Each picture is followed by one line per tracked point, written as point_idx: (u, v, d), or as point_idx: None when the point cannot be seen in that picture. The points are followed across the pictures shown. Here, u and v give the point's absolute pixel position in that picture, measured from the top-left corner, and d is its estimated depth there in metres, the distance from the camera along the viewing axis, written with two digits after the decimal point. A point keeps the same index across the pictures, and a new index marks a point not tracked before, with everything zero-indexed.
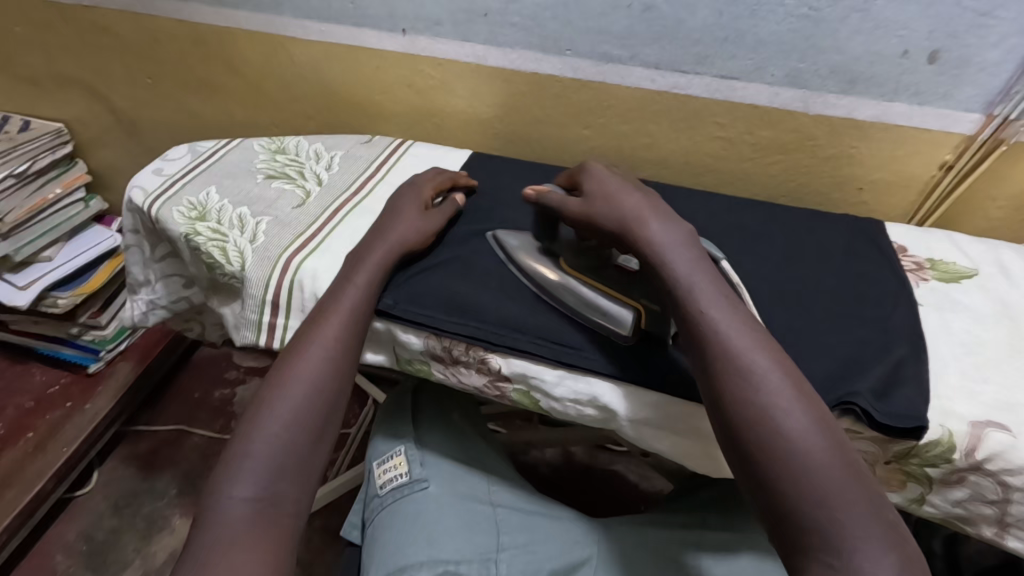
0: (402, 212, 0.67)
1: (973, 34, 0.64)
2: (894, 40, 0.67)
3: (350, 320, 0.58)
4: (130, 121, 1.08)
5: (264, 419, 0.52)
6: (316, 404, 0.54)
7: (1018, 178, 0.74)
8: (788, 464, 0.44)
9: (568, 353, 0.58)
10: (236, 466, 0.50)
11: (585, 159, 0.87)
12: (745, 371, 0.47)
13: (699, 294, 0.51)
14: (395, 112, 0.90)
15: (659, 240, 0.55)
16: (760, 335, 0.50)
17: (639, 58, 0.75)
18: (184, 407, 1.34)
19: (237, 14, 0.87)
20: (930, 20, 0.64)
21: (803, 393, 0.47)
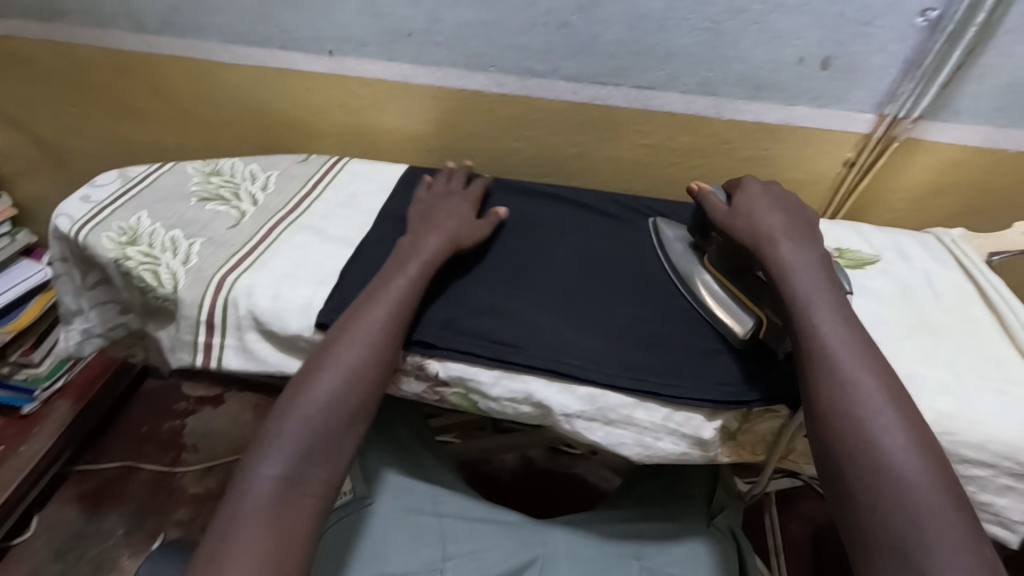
0: (453, 217, 0.70)
1: (859, 42, 0.70)
2: (790, 48, 0.72)
3: (396, 312, 0.59)
4: (56, 151, 1.05)
5: (303, 400, 0.54)
6: (351, 392, 0.55)
7: (912, 170, 0.81)
8: (874, 469, 0.46)
9: (508, 352, 0.60)
10: (274, 443, 0.52)
11: (519, 170, 0.90)
12: (848, 383, 0.50)
13: (816, 309, 0.54)
14: (330, 132, 0.92)
15: (790, 259, 0.58)
16: (868, 351, 0.52)
17: (560, 72, 0.79)
18: (130, 442, 1.29)
19: (160, 39, 0.86)
20: (819, 30, 0.69)
21: (903, 411, 0.49)
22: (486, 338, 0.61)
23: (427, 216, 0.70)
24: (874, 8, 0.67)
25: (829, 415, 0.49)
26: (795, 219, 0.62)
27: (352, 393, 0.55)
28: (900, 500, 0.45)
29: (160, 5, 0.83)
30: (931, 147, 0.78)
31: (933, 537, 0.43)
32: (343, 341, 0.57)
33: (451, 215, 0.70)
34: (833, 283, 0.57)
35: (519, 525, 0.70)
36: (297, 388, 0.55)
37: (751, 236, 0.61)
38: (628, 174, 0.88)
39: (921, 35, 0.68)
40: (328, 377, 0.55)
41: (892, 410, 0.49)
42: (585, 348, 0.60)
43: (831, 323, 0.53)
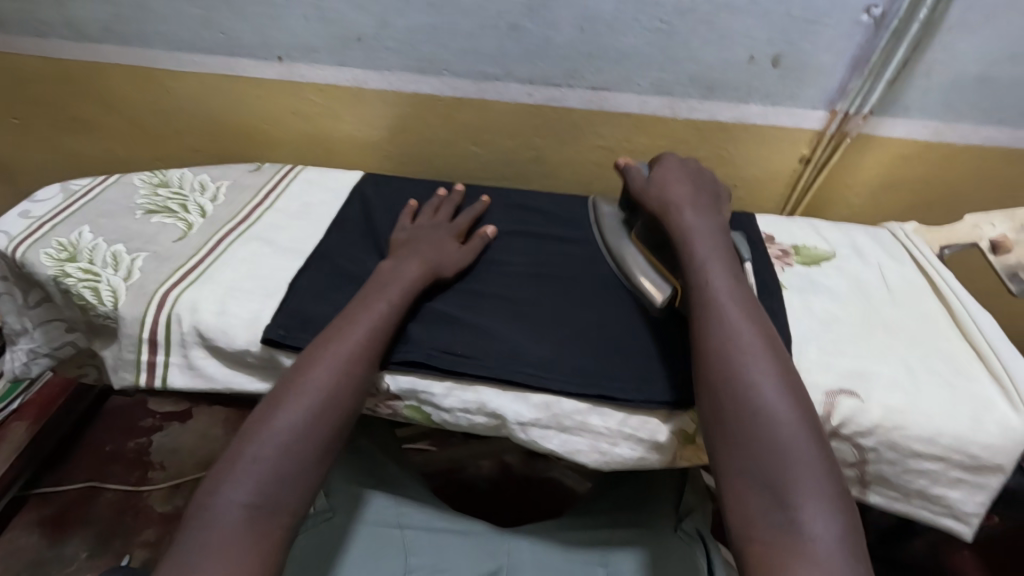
0: (438, 246, 0.68)
1: (807, 40, 0.70)
2: (740, 48, 0.72)
3: (375, 334, 0.58)
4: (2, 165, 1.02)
5: (276, 421, 0.52)
6: (326, 414, 0.53)
7: (866, 166, 0.82)
8: (748, 407, 0.49)
9: (460, 363, 0.58)
10: (242, 466, 0.49)
11: (479, 173, 0.90)
12: (733, 333, 0.53)
13: (710, 269, 0.58)
14: (285, 140, 0.90)
15: (691, 226, 0.61)
16: (750, 306, 0.55)
17: (514, 75, 0.78)
18: (93, 462, 1.25)
19: (102, 47, 0.84)
20: (767, 29, 0.70)
21: (779, 358, 0.52)
22: (439, 349, 0.59)
23: (413, 244, 0.68)
24: (819, 6, 0.67)
25: (714, 358, 0.52)
26: (702, 190, 0.65)
27: (327, 416, 0.53)
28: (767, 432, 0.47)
29: (100, 13, 0.80)
30: (883, 142, 0.79)
31: (794, 465, 0.46)
32: (321, 360, 0.55)
33: (439, 243, 0.68)
34: (727, 248, 0.61)
35: (483, 535, 0.68)
36: (270, 408, 0.53)
37: (657, 207, 0.64)
38: (587, 176, 0.88)
39: (866, 32, 0.68)
40: (303, 397, 0.53)
41: (771, 358, 0.52)
42: (539, 356, 0.59)
43: (721, 280, 0.57)
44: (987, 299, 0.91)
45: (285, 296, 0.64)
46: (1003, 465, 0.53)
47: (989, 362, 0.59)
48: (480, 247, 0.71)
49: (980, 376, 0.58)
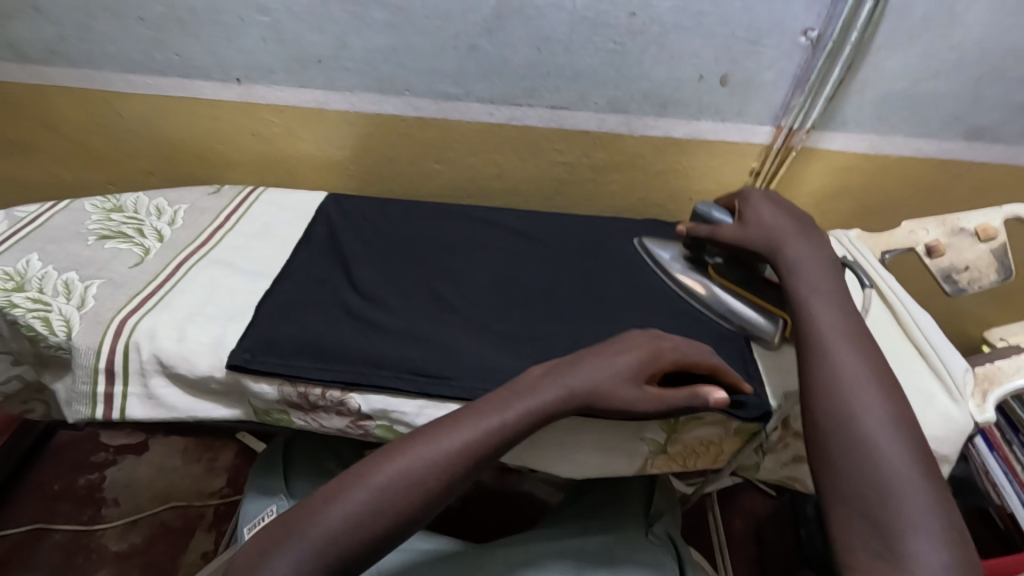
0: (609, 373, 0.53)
1: (751, 59, 0.74)
2: (690, 67, 0.75)
3: (494, 431, 0.48)
4: None
5: (346, 496, 0.44)
6: (407, 505, 0.45)
7: (810, 179, 0.87)
8: (852, 425, 0.47)
9: (431, 385, 0.58)
10: (296, 536, 0.42)
11: (443, 190, 0.91)
12: (837, 357, 0.51)
13: (813, 298, 0.56)
14: (243, 161, 0.89)
15: (798, 256, 0.60)
16: (864, 337, 0.54)
17: (474, 94, 0.80)
18: (40, 502, 1.18)
19: (48, 70, 0.81)
20: (714, 49, 0.73)
21: (894, 395, 0.49)
22: (409, 371, 0.59)
23: (575, 368, 0.53)
24: (760, 29, 0.71)
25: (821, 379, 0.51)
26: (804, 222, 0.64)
27: (406, 504, 0.45)
28: (870, 451, 0.46)
29: (44, 34, 0.77)
30: (825, 155, 0.84)
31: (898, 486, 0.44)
32: (431, 443, 0.47)
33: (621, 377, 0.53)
34: (836, 281, 0.59)
35: (459, 551, 0.67)
36: (346, 482, 0.45)
37: (765, 242, 0.62)
38: (549, 192, 0.90)
39: (805, 52, 0.73)
40: (388, 477, 0.45)
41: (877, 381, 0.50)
42: (508, 370, 0.60)
43: (823, 307, 0.56)
44: (926, 298, 0.97)
45: (248, 321, 0.63)
46: (946, 454, 0.57)
47: (930, 359, 0.63)
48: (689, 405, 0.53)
49: (922, 372, 0.62)
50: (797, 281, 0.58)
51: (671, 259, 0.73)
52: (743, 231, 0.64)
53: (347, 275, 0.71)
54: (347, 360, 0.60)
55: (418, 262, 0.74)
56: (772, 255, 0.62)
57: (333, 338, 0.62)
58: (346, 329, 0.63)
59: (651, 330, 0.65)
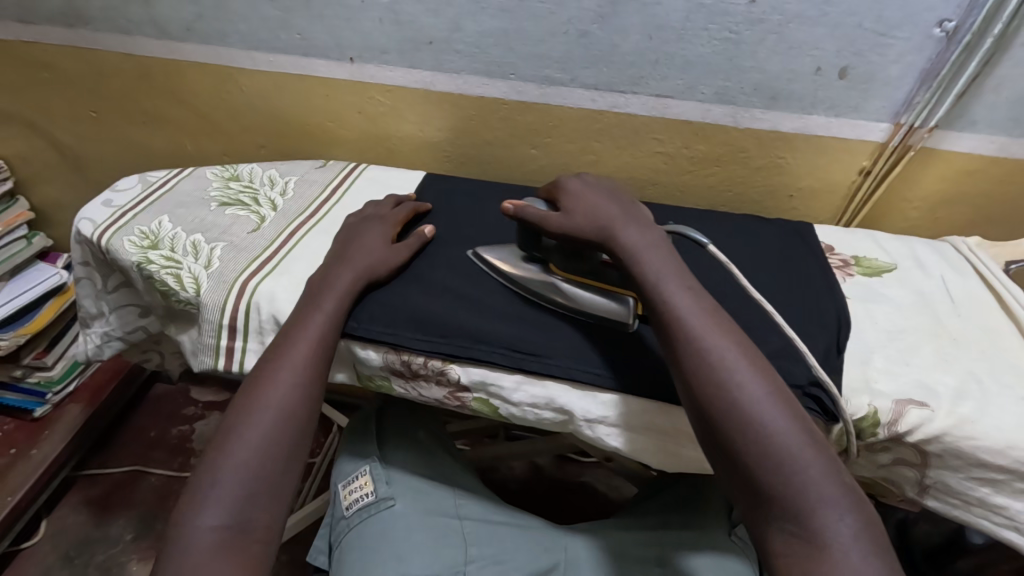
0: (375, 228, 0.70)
1: (876, 52, 0.71)
2: (808, 58, 0.73)
3: (319, 344, 0.58)
4: (77, 157, 1.07)
5: (234, 444, 0.51)
6: (282, 426, 0.53)
7: (925, 180, 0.82)
8: (735, 406, 0.47)
9: (529, 361, 0.59)
10: (207, 493, 0.49)
11: (535, 176, 0.91)
12: (701, 341, 0.50)
13: (664, 284, 0.55)
14: (348, 138, 0.93)
15: (632, 245, 0.58)
16: (708, 303, 0.54)
17: (579, 81, 0.80)
18: (139, 447, 1.28)
19: (182, 46, 0.88)
20: (836, 41, 0.71)
21: (760, 363, 0.50)
22: (506, 345, 0.60)
23: (351, 243, 0.67)
24: (891, 19, 0.68)
25: (700, 372, 0.49)
26: (620, 201, 0.63)
27: (284, 430, 0.53)
28: (740, 402, 0.47)
29: (185, 13, 0.84)
30: (945, 156, 0.79)
31: (790, 447, 0.45)
32: (272, 376, 0.56)
33: (387, 242, 0.69)
34: (673, 256, 0.58)
35: (539, 530, 0.69)
36: (230, 428, 0.53)
37: (596, 231, 0.60)
38: (643, 184, 0.89)
39: (938, 46, 0.69)
40: (255, 417, 0.53)
41: (739, 348, 0.50)
42: (601, 352, 0.60)
43: (671, 286, 0.54)
44: None
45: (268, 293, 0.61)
46: None
47: None
48: (419, 245, 0.71)
49: None
50: (643, 268, 0.56)
51: (500, 259, 0.68)
52: (569, 228, 0.61)
53: (441, 252, 0.72)
54: (449, 333, 0.61)
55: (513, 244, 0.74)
56: (605, 245, 0.60)
57: (430, 308, 0.63)
58: (445, 302, 0.64)
59: (752, 323, 0.63)
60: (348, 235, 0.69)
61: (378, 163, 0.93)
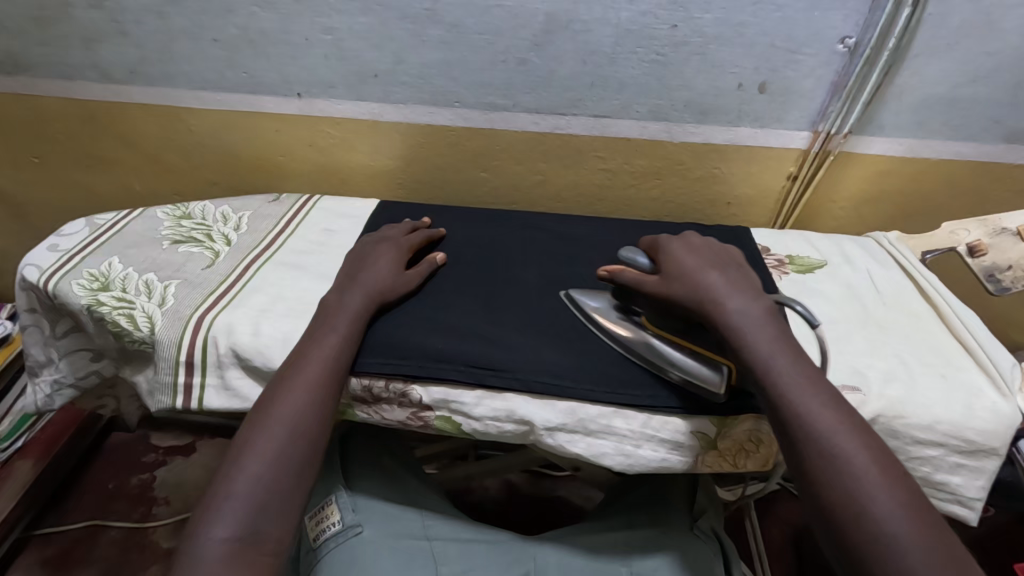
0: (377, 267, 0.69)
1: (790, 66, 0.77)
2: (730, 75, 0.79)
3: (337, 362, 0.60)
4: (17, 206, 1.05)
5: (258, 454, 0.53)
6: (297, 444, 0.54)
7: (846, 181, 0.89)
8: (863, 515, 0.45)
9: (487, 375, 0.61)
10: (221, 501, 0.50)
11: (487, 197, 0.95)
12: (819, 431, 0.49)
13: (772, 361, 0.54)
14: (299, 171, 0.94)
15: (736, 318, 0.57)
16: (825, 387, 0.53)
17: (521, 105, 0.84)
18: (97, 498, 1.23)
19: (127, 88, 0.88)
20: (754, 57, 0.77)
21: (886, 464, 0.48)
22: (461, 364, 0.62)
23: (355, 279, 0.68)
24: (799, 37, 0.74)
25: (822, 468, 0.48)
26: (727, 266, 0.63)
27: (297, 445, 0.54)
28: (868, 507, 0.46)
29: (127, 57, 0.85)
30: (863, 158, 0.86)
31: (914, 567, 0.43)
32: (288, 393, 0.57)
33: (393, 276, 0.69)
34: (781, 330, 0.57)
35: (510, 543, 0.70)
36: (251, 440, 0.54)
37: (692, 298, 0.60)
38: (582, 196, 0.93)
39: (843, 59, 0.75)
40: (269, 430, 0.54)
41: (863, 445, 0.49)
42: (561, 363, 0.62)
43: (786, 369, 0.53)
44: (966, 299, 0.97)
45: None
46: (996, 448, 0.58)
47: (977, 354, 0.64)
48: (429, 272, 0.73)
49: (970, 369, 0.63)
50: (753, 347, 0.55)
51: (597, 308, 0.67)
52: (664, 289, 0.62)
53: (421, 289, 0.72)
54: (409, 355, 0.63)
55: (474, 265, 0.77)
56: (703, 311, 0.59)
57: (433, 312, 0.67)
58: (410, 324, 0.66)
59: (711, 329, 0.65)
60: (350, 271, 0.68)
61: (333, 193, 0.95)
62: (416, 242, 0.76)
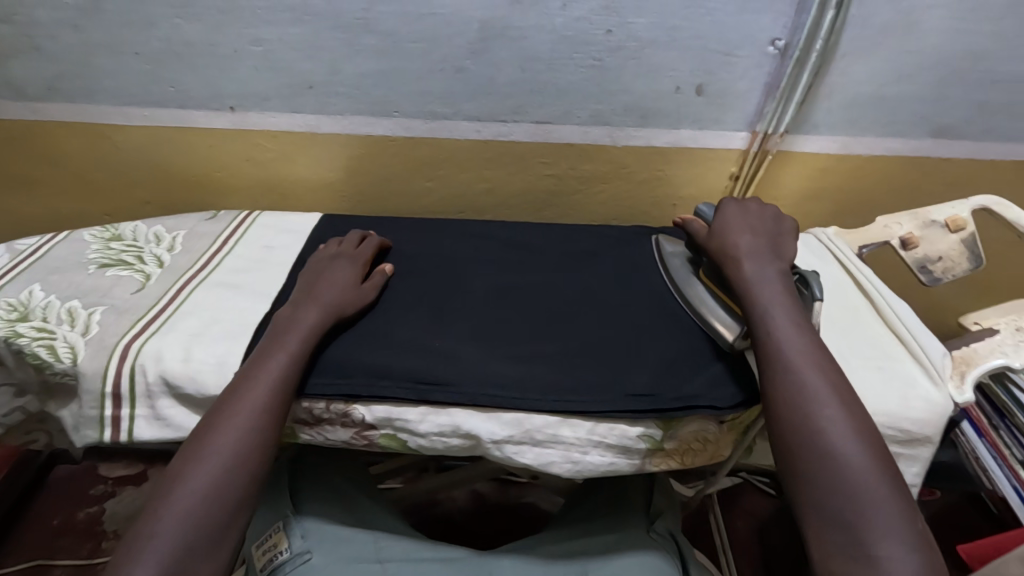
0: (736, 245, 0.62)
1: (970, 92, 0.77)
2: (915, 86, 0.77)
3: (275, 389, 0.54)
4: (56, 145, 0.83)
5: (187, 484, 0.49)
6: (232, 474, 0.50)
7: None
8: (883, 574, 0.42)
9: (631, 396, 0.57)
10: (152, 538, 0.46)
11: (638, 221, 0.91)
12: (840, 462, 0.47)
13: (807, 373, 0.51)
14: (437, 175, 0.86)
15: (771, 311, 0.55)
16: (860, 420, 0.49)
17: (687, 121, 0.80)
18: None
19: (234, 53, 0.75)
20: (937, 71, 0.75)
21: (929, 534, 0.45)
22: (610, 390, 0.58)
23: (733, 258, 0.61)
24: (999, 36, 0.72)
25: (829, 501, 0.46)
26: (771, 238, 0.63)
27: (232, 479, 0.50)
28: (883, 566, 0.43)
29: None
30: None
31: None
32: (230, 412, 0.53)
33: (760, 251, 0.61)
34: (816, 340, 0.54)
35: None
36: (185, 466, 0.50)
37: (723, 254, 0.62)
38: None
39: None
40: (201, 461, 0.50)
41: (895, 500, 0.45)
42: (711, 386, 0.58)
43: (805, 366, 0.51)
44: None
45: (252, 337, 0.62)
46: None
47: None
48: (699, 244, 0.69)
49: None
50: (776, 347, 0.53)
51: (670, 254, 0.72)
52: (709, 241, 0.65)
53: (696, 256, 0.71)
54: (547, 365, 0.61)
55: (624, 277, 0.72)
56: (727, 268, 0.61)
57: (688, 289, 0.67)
58: (555, 339, 0.64)
59: None
60: (716, 249, 0.63)
61: (374, 209, 0.89)
62: (734, 203, 0.67)
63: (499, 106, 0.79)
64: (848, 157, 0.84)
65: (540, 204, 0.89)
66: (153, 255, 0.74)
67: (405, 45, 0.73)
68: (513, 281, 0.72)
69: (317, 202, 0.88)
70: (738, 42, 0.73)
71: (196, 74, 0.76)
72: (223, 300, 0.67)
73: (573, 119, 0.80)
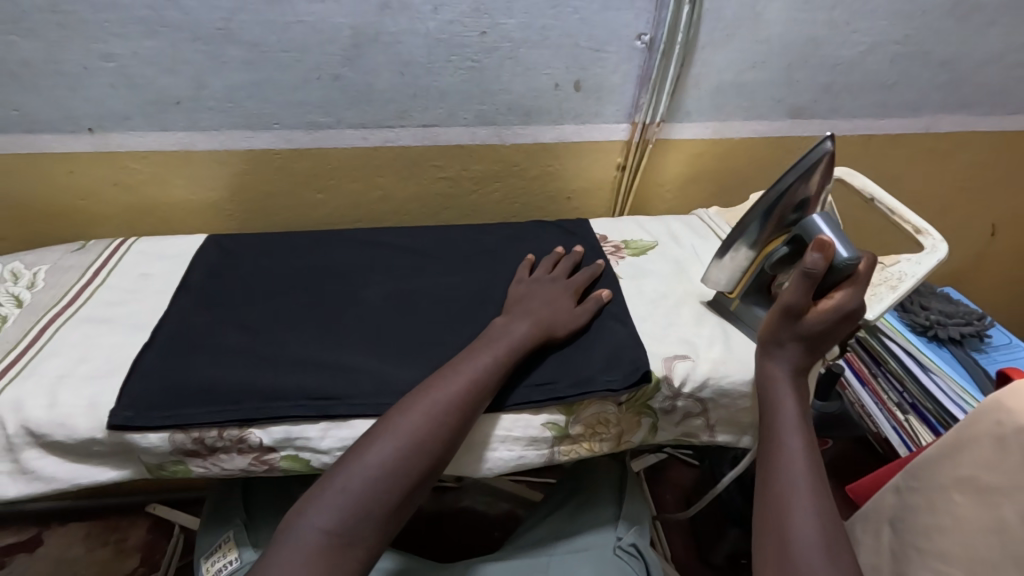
0: (795, 344, 0.59)
1: (814, 76, 0.85)
2: (767, 73, 0.84)
3: (473, 381, 0.55)
4: None
5: (313, 512, 0.47)
6: (384, 486, 0.49)
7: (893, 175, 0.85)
8: None
9: (529, 387, 0.59)
10: (331, 490, 0.48)
11: (537, 216, 0.93)
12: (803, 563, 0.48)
13: (796, 470, 0.53)
14: (326, 185, 0.83)
15: (781, 398, 0.58)
16: (836, 530, 0.50)
17: (569, 116, 0.83)
18: None
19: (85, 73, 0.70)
20: (784, 58, 0.83)
21: None
22: (512, 382, 0.60)
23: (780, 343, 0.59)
24: (829, 24, 0.80)
25: None
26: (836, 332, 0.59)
27: (354, 520, 0.47)
28: None
29: None
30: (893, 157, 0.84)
31: None
32: (373, 449, 0.50)
33: (819, 340, 0.59)
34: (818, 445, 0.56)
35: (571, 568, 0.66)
36: (317, 493, 0.48)
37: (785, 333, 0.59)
38: (631, 196, 0.93)
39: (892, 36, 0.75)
40: (387, 434, 0.51)
41: None
42: (604, 369, 0.60)
43: (792, 440, 0.55)
44: None
45: (128, 373, 0.58)
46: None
47: None
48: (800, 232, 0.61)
49: None
50: (777, 438, 0.56)
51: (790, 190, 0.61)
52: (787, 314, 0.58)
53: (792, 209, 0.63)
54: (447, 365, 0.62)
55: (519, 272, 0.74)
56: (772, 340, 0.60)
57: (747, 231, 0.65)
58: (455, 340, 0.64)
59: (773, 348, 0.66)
60: (780, 322, 0.59)
61: (264, 225, 0.86)
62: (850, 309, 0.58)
63: (382, 112, 0.78)
64: (722, 141, 0.90)
65: (438, 207, 0.89)
66: (10, 295, 0.67)
67: (276, 54, 0.71)
68: (411, 286, 0.71)
69: (201, 223, 0.84)
70: (606, 38, 0.77)
71: (43, 94, 0.70)
72: (94, 336, 0.62)
73: (459, 120, 0.81)
